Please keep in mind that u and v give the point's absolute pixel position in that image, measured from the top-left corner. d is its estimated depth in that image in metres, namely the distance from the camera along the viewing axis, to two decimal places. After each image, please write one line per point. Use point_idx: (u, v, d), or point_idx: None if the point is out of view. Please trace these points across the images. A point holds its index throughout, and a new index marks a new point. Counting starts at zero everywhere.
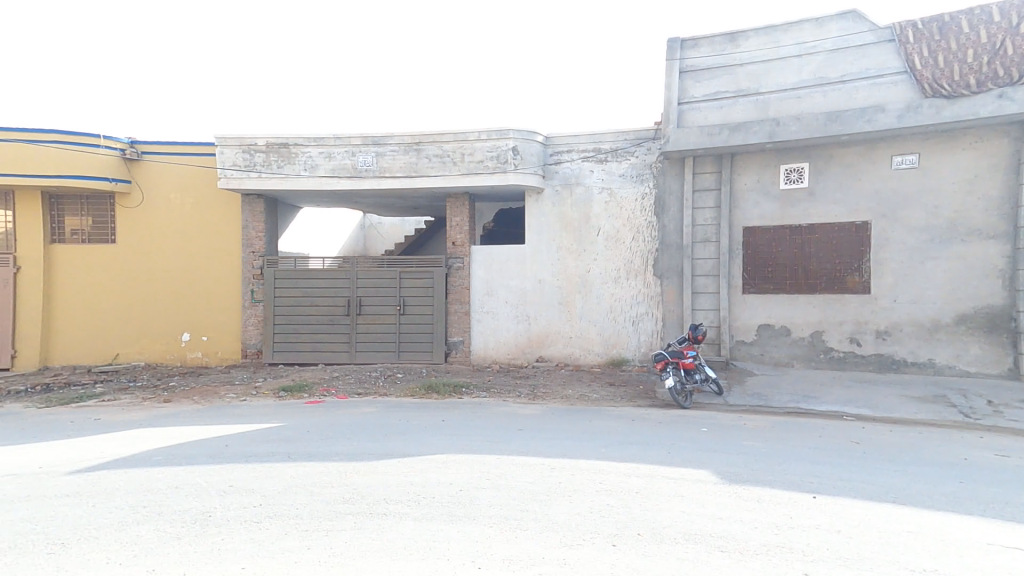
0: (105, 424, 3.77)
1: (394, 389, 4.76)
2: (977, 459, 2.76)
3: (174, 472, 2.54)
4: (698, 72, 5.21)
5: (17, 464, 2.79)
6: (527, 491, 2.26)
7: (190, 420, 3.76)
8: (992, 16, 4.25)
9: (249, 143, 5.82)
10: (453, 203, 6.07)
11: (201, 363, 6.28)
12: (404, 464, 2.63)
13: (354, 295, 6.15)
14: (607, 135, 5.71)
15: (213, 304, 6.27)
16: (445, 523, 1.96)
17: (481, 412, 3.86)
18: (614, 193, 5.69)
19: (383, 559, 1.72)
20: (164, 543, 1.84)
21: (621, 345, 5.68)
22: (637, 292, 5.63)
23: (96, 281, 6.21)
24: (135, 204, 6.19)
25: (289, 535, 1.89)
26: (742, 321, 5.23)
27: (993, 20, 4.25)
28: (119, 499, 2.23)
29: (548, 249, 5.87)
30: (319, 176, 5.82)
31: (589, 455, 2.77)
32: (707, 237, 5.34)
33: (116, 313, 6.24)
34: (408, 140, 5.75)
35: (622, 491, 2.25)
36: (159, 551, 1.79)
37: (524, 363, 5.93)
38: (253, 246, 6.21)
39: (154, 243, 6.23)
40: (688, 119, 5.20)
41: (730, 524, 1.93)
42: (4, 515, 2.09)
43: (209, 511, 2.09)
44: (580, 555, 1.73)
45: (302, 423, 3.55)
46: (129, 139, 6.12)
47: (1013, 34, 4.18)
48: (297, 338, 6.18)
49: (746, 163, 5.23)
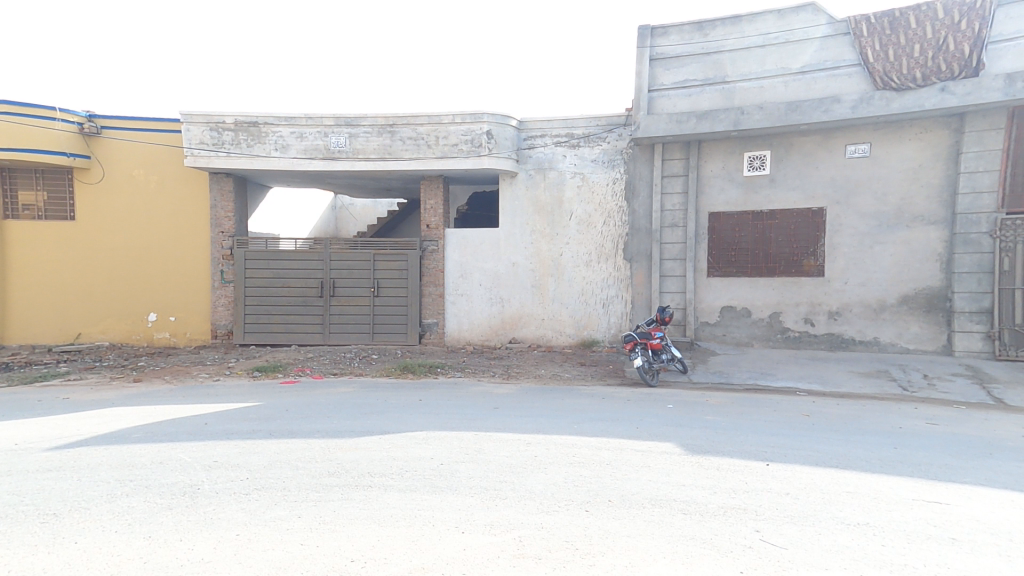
0: (74, 403, 3.70)
1: (369, 369, 4.79)
2: (913, 428, 2.93)
3: (155, 448, 2.54)
4: (667, 60, 5.27)
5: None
6: (504, 464, 2.33)
7: (164, 400, 3.72)
8: (937, 13, 4.38)
9: (216, 121, 5.68)
10: (429, 185, 6.04)
11: (169, 344, 6.18)
12: (384, 440, 2.67)
13: (326, 277, 6.09)
14: (580, 120, 5.74)
15: (181, 284, 6.14)
16: (428, 494, 2.01)
17: (456, 392, 3.92)
18: (587, 178, 5.74)
19: (371, 525, 1.76)
20: (157, 512, 1.85)
21: (592, 326, 5.78)
22: (608, 275, 5.72)
23: (53, 259, 6.01)
24: (96, 180, 5.99)
25: (280, 504, 1.92)
26: (707, 303, 5.37)
27: (937, 16, 4.38)
28: (104, 473, 2.21)
29: (522, 232, 5.90)
30: (291, 157, 5.72)
31: (560, 430, 2.85)
32: (675, 222, 5.45)
33: (77, 292, 6.07)
34: (382, 121, 5.69)
35: (594, 462, 2.34)
36: (153, 520, 1.80)
37: (498, 344, 5.99)
38: (222, 226, 6.09)
39: (116, 220, 6.05)
40: (658, 106, 5.28)
41: (692, 490, 2.03)
42: None
43: (197, 484, 2.10)
44: (557, 519, 1.81)
45: (279, 403, 3.55)
46: (86, 113, 5.90)
47: (954, 30, 4.30)
48: (268, 319, 6.12)
49: (713, 149, 5.33)
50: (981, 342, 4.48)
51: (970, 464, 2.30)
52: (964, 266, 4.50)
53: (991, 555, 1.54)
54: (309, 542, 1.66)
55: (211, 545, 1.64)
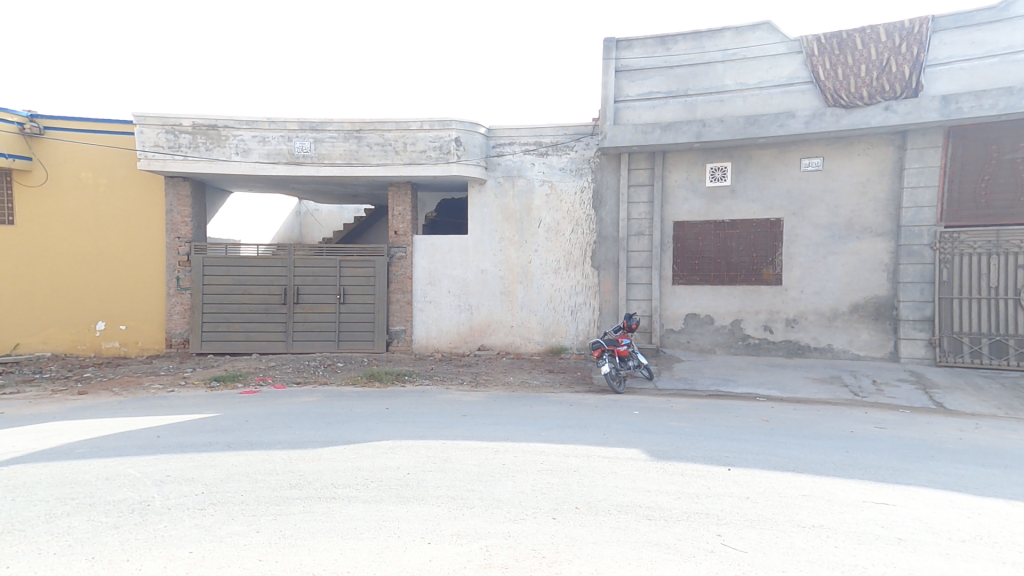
0: (12, 417, 3.51)
1: (334, 378, 4.70)
2: (863, 432, 3.05)
3: (101, 463, 2.43)
4: (632, 72, 5.37)
5: None
6: (471, 473, 2.31)
7: (110, 413, 3.56)
8: (880, 36, 4.61)
9: (173, 123, 5.51)
10: (396, 192, 5.99)
11: (118, 354, 5.93)
12: (347, 450, 2.62)
13: (290, 284, 5.96)
14: (547, 129, 5.79)
15: (132, 292, 5.92)
16: (393, 504, 1.98)
17: (422, 399, 3.87)
18: (554, 186, 5.79)
19: (333, 539, 1.72)
20: (103, 531, 1.77)
21: (560, 333, 5.82)
22: (576, 282, 5.77)
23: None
24: (40, 184, 5.74)
25: (236, 519, 1.85)
26: (671, 310, 5.47)
27: (881, 39, 4.60)
28: (44, 492, 2.10)
29: (490, 239, 5.91)
30: (252, 161, 5.59)
31: (527, 438, 2.85)
32: (641, 230, 5.54)
33: (17, 299, 5.78)
34: (348, 126, 5.62)
35: (561, 469, 2.34)
36: (99, 540, 1.71)
37: (466, 351, 5.96)
38: (178, 231, 5.91)
39: (62, 224, 5.80)
40: (623, 117, 5.38)
41: (656, 496, 2.06)
42: None
43: (148, 499, 2.02)
44: (522, 527, 1.80)
45: (237, 414, 3.44)
46: (28, 113, 5.65)
47: (896, 53, 4.54)
48: (229, 327, 5.95)
49: (676, 160, 5.45)
50: (924, 348, 4.70)
51: (914, 466, 2.40)
52: (909, 276, 4.71)
53: (933, 554, 1.61)
54: (267, 557, 1.61)
55: (161, 563, 1.57)
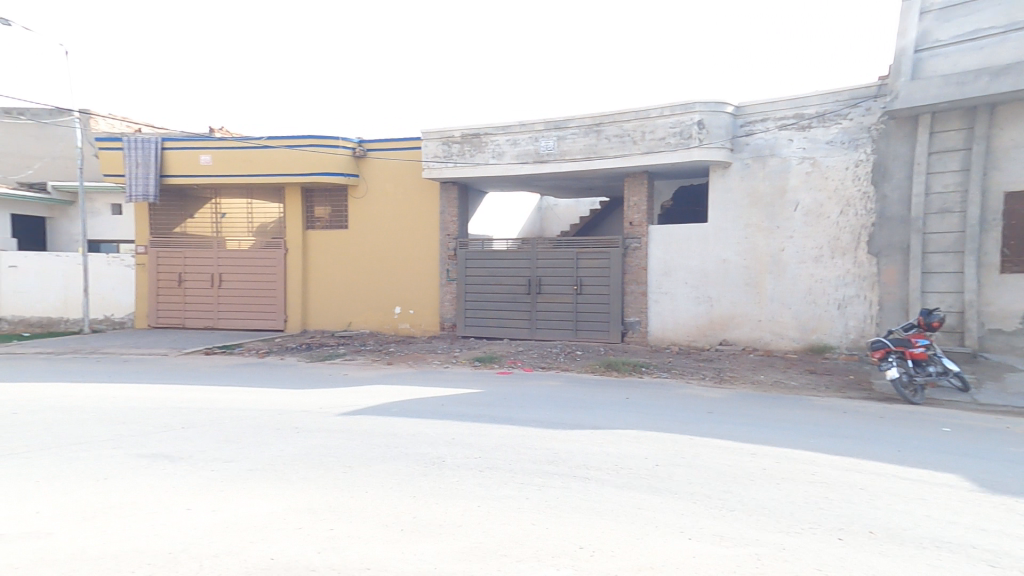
0: (349, 378, 4.56)
1: (577, 365, 4.94)
2: None
3: (407, 421, 2.97)
4: (946, 10, 4.40)
5: (305, 402, 3.52)
6: (726, 473, 2.17)
7: (411, 380, 4.35)
8: None
9: (447, 136, 6.41)
10: (634, 182, 5.94)
11: (408, 333, 7.16)
12: (596, 435, 2.72)
13: (534, 275, 6.44)
14: (811, 98, 5.10)
15: (420, 281, 7.07)
16: (649, 493, 1.98)
17: (668, 393, 3.80)
18: (818, 162, 5.09)
19: (593, 517, 1.79)
20: (413, 477, 2.16)
21: (823, 330, 5.09)
22: (846, 272, 4.99)
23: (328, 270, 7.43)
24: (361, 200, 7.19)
25: (508, 484, 2.07)
26: (998, 306, 4.31)
27: None
28: (373, 439, 2.67)
29: (734, 226, 5.46)
30: (506, 163, 6.17)
31: (796, 445, 2.54)
32: (945, 207, 4.49)
33: (346, 287, 7.41)
34: (590, 121, 5.79)
35: (839, 484, 2.04)
36: (411, 483, 2.10)
37: (706, 346, 5.64)
38: (448, 229, 6.86)
39: (374, 227, 7.23)
40: (925, 69, 4.41)
41: (990, 538, 1.64)
42: (298, 445, 2.64)
43: (441, 456, 2.40)
44: (800, 542, 1.62)
45: (498, 392, 3.84)
46: (358, 140, 7.18)
47: None
48: (484, 314, 6.69)
49: (1015, 113, 4.25)
50: None
51: None
52: None
53: None
54: (539, 522, 1.76)
55: (457, 511, 1.85)
